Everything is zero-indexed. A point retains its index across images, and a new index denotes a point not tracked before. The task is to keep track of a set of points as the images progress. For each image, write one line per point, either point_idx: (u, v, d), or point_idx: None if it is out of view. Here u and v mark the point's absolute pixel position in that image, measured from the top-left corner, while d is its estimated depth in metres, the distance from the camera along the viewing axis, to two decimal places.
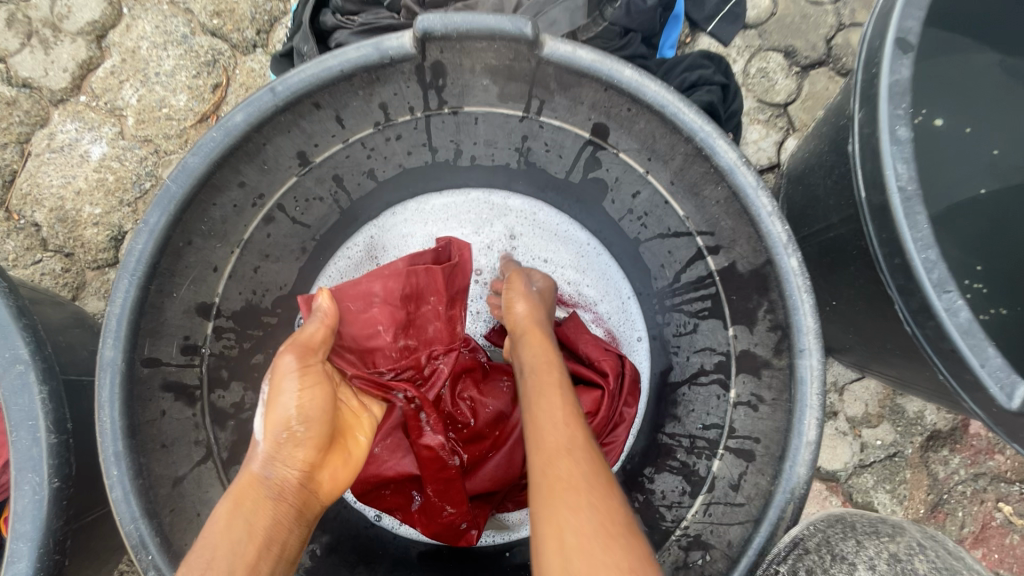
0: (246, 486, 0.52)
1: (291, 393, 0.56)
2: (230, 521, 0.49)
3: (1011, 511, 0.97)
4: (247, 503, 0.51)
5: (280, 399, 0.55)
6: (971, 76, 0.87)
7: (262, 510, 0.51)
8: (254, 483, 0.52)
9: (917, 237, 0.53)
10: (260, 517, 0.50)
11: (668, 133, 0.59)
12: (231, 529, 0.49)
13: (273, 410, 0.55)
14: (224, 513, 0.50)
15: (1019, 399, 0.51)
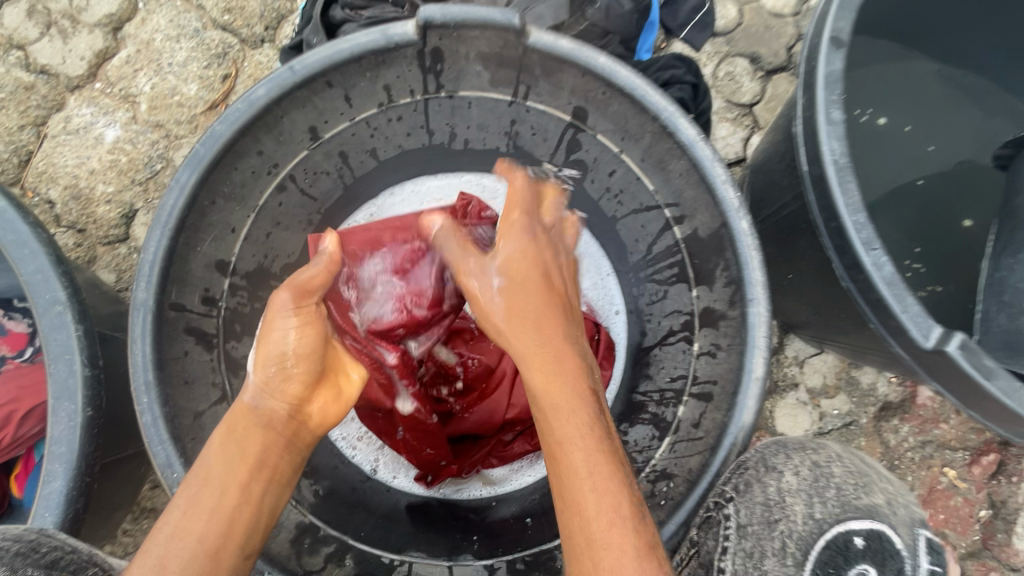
0: (239, 415, 0.56)
1: (281, 328, 0.55)
2: (223, 446, 0.55)
3: (955, 475, 1.06)
4: (237, 430, 0.55)
5: (271, 340, 0.56)
6: (910, 79, 0.97)
7: (252, 438, 0.55)
8: (245, 412, 0.56)
9: (849, 202, 0.63)
10: (250, 442, 0.55)
11: (638, 113, 0.67)
12: (225, 449, 0.54)
13: (266, 345, 0.56)
14: (218, 437, 0.55)
15: (934, 339, 0.60)
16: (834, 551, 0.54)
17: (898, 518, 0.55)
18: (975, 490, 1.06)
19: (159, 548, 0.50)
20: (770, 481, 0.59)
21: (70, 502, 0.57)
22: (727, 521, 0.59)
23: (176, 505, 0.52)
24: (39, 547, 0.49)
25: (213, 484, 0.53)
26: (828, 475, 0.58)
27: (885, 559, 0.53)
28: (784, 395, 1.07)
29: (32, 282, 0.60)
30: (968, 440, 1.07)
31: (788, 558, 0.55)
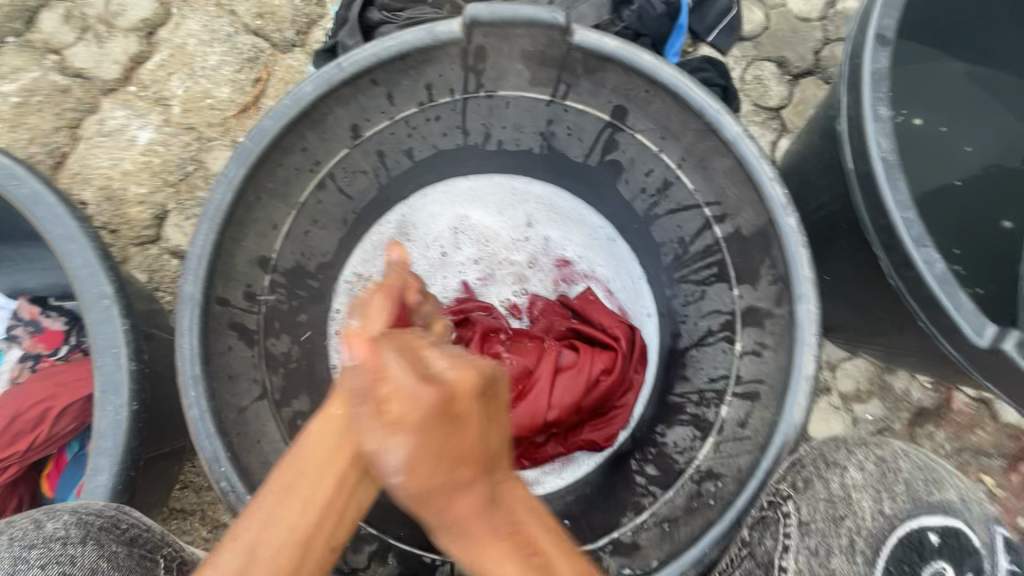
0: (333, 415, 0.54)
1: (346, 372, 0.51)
2: (320, 434, 0.53)
3: (993, 482, 1.04)
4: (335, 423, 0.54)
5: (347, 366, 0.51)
6: (945, 81, 0.97)
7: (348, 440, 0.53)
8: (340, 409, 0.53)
9: (897, 199, 0.62)
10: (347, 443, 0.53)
11: (680, 111, 0.67)
12: (320, 441, 0.53)
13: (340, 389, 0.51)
14: (316, 433, 0.55)
15: (987, 336, 0.59)
16: (908, 547, 0.53)
17: (973, 514, 0.54)
18: (1013, 499, 1.04)
19: (252, 528, 0.50)
20: (833, 477, 0.58)
21: (116, 495, 0.60)
22: (787, 519, 0.58)
23: (271, 486, 0.52)
24: (119, 523, 0.56)
25: (311, 474, 0.52)
26: (895, 469, 0.58)
27: (963, 557, 0.52)
28: (816, 399, 1.06)
29: (80, 277, 0.61)
30: (1005, 447, 1.05)
31: (857, 556, 0.55)
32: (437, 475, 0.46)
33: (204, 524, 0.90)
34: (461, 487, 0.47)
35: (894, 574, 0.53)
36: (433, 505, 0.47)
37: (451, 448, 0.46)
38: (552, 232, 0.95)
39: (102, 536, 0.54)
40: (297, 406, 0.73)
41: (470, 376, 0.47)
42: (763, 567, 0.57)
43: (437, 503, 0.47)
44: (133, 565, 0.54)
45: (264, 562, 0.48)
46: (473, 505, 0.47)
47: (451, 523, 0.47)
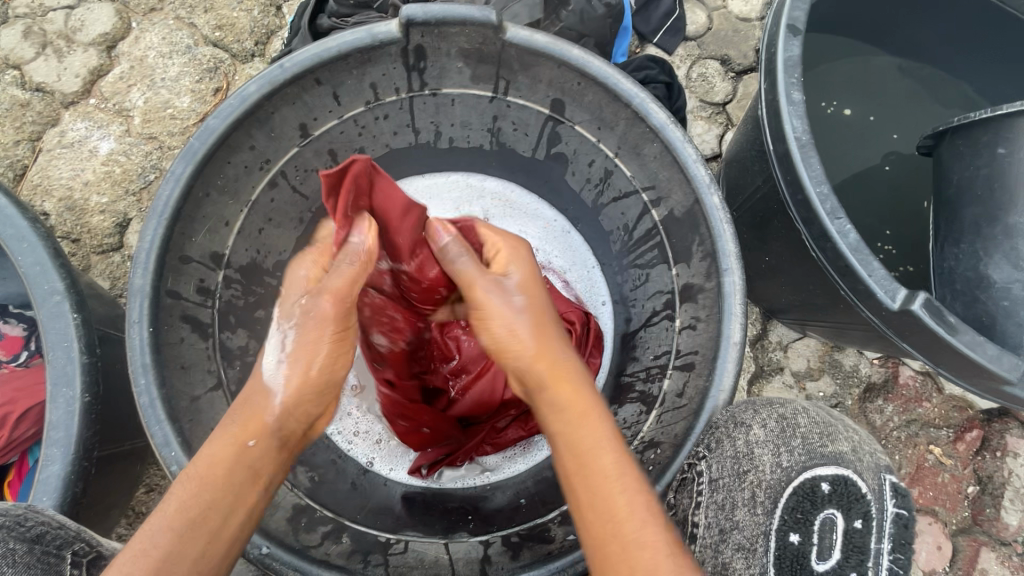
0: (252, 418, 0.55)
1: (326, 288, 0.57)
2: (228, 470, 0.52)
3: (941, 452, 1.09)
4: (245, 455, 0.53)
5: (292, 377, 0.56)
6: (870, 73, 1.03)
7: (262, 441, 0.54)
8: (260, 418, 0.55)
9: (812, 175, 0.66)
10: (262, 466, 0.54)
11: (611, 101, 0.71)
12: (232, 475, 0.52)
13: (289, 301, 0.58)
14: (223, 456, 0.52)
15: (899, 300, 0.64)
16: (800, 496, 0.57)
17: (863, 464, 0.59)
18: (961, 467, 1.09)
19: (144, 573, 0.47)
20: (739, 435, 0.62)
21: (69, 485, 0.61)
22: (700, 478, 0.64)
23: (162, 524, 0.49)
24: (26, 521, 0.55)
25: (224, 493, 0.51)
26: (794, 425, 0.62)
27: (851, 503, 0.56)
28: (770, 379, 1.10)
29: (31, 273, 0.62)
30: (951, 419, 1.10)
31: (758, 507, 0.59)
32: (550, 335, 0.61)
33: None
34: (554, 346, 0.60)
35: (789, 522, 0.57)
36: (548, 350, 0.60)
37: (552, 320, 0.63)
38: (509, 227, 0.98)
39: (1, 533, 0.52)
40: None
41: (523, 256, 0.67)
42: (680, 522, 0.65)
43: (550, 347, 0.60)
44: (32, 562, 0.52)
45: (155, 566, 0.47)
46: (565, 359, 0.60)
47: (554, 374, 0.59)
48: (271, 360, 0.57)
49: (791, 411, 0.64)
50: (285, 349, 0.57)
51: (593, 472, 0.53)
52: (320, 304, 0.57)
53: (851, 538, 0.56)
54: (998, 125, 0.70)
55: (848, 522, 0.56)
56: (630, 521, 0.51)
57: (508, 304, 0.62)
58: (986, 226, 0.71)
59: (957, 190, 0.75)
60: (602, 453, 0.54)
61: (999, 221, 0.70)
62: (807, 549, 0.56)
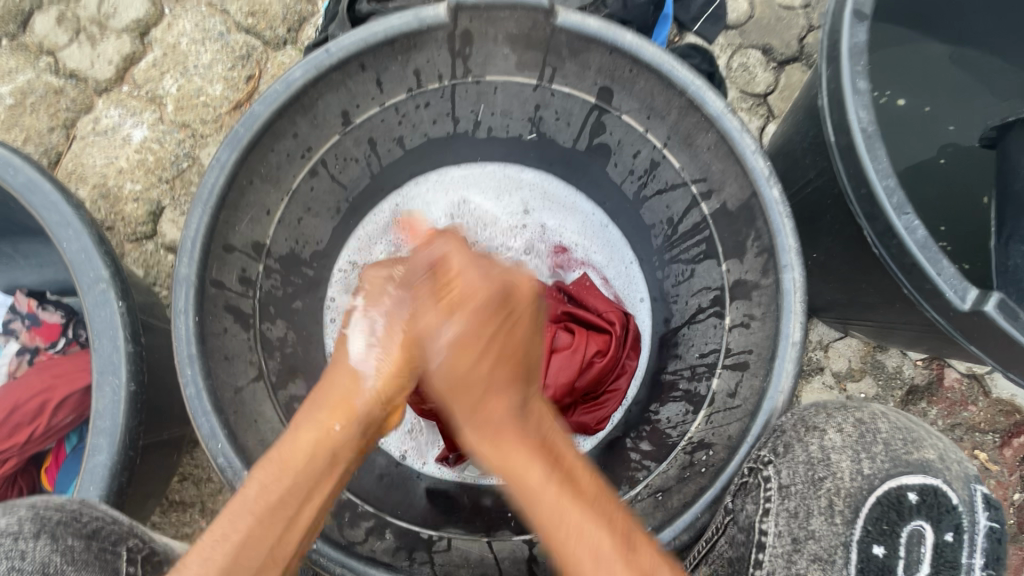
0: (340, 402, 0.55)
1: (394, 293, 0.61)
2: (311, 458, 0.51)
3: (987, 457, 1.05)
4: (331, 439, 0.52)
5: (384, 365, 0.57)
6: (925, 61, 0.99)
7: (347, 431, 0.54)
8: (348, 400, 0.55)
9: (879, 168, 0.63)
10: (343, 454, 0.53)
11: (664, 89, 0.69)
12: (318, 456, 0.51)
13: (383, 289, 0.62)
14: (304, 442, 0.52)
15: (969, 300, 0.61)
16: (886, 506, 0.55)
17: (952, 473, 0.56)
18: (1007, 474, 1.05)
19: (227, 556, 0.46)
20: (811, 439, 0.59)
21: (114, 474, 0.60)
22: (768, 484, 0.59)
23: (245, 508, 0.48)
24: (80, 516, 0.54)
25: (302, 475, 0.50)
26: (873, 430, 0.59)
27: (941, 515, 0.54)
28: (809, 379, 1.07)
29: (75, 261, 0.62)
30: (998, 423, 1.06)
31: (837, 517, 0.56)
32: (469, 380, 0.55)
33: (204, 516, 0.91)
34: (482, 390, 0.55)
35: (872, 533, 0.55)
36: (461, 398, 0.55)
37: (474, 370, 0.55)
38: (548, 220, 0.97)
39: (58, 530, 0.52)
40: (293, 390, 0.74)
41: (526, 283, 0.61)
42: (743, 531, 0.59)
43: (470, 393, 0.55)
44: (89, 558, 0.52)
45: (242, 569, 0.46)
46: (505, 406, 0.54)
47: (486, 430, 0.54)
48: (358, 346, 0.58)
49: (865, 416, 0.61)
50: (373, 334, 0.58)
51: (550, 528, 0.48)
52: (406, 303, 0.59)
53: (941, 552, 0.54)
54: None
55: (939, 535, 0.54)
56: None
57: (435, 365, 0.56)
58: None
59: None
60: (537, 496, 0.49)
61: None
62: (891, 562, 0.54)
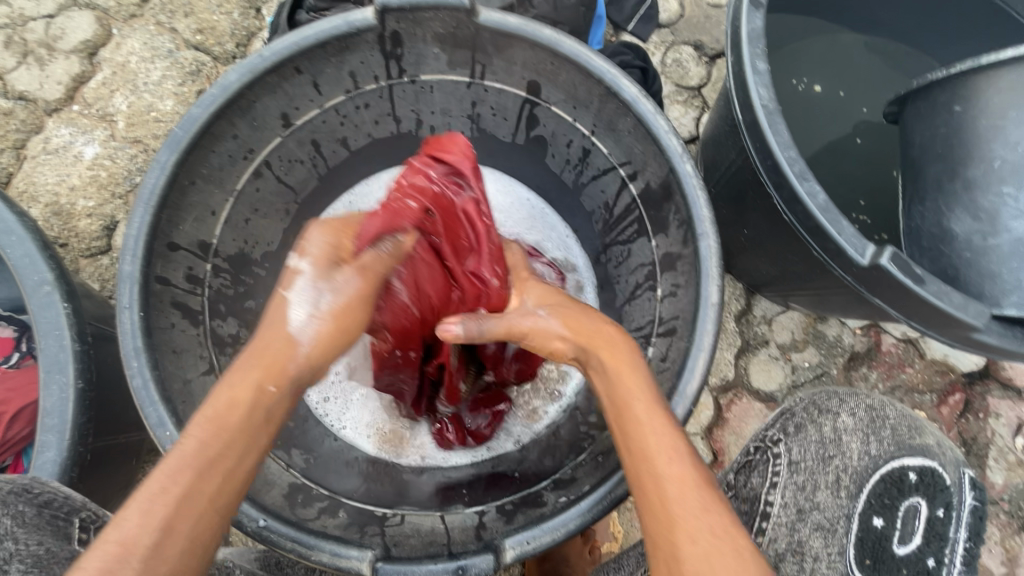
0: (270, 359, 0.53)
1: (319, 233, 0.60)
2: (249, 415, 0.49)
3: (926, 416, 1.11)
4: (264, 402, 0.50)
5: (323, 332, 0.55)
6: (836, 49, 1.06)
7: (279, 404, 0.52)
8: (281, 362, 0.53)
9: (780, 140, 0.69)
10: (279, 411, 0.52)
11: (584, 79, 0.74)
12: (235, 416, 0.48)
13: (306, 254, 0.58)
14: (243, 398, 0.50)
15: (869, 255, 0.66)
16: (889, 483, 0.69)
17: (947, 457, 0.68)
18: (946, 430, 1.11)
19: (169, 506, 0.43)
20: (825, 422, 0.74)
21: (65, 469, 0.62)
22: (778, 459, 0.74)
23: (181, 462, 0.45)
24: (33, 488, 0.57)
25: (238, 418, 0.49)
26: (883, 417, 0.74)
27: (935, 492, 0.66)
28: (756, 352, 1.12)
29: (19, 265, 0.63)
30: (935, 383, 1.12)
31: (842, 490, 0.70)
32: (573, 314, 0.63)
33: None
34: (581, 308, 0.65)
35: (875, 505, 0.69)
36: (572, 322, 0.62)
37: (578, 305, 0.65)
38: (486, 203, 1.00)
39: (12, 497, 0.54)
40: None
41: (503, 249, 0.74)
42: (749, 502, 0.74)
43: (582, 316, 0.63)
44: (39, 523, 0.55)
45: (180, 534, 0.43)
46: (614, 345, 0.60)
47: (605, 349, 0.60)
48: (300, 314, 0.55)
49: (877, 403, 0.76)
50: (316, 306, 0.56)
51: (637, 446, 0.53)
52: (348, 275, 0.59)
53: (934, 525, 0.65)
54: (954, 84, 0.72)
55: (931, 509, 0.65)
56: (680, 500, 0.49)
57: (537, 316, 0.64)
58: (947, 179, 0.73)
59: (920, 150, 0.77)
60: (648, 423, 0.54)
61: (959, 175, 0.72)
62: (889, 532, 0.67)
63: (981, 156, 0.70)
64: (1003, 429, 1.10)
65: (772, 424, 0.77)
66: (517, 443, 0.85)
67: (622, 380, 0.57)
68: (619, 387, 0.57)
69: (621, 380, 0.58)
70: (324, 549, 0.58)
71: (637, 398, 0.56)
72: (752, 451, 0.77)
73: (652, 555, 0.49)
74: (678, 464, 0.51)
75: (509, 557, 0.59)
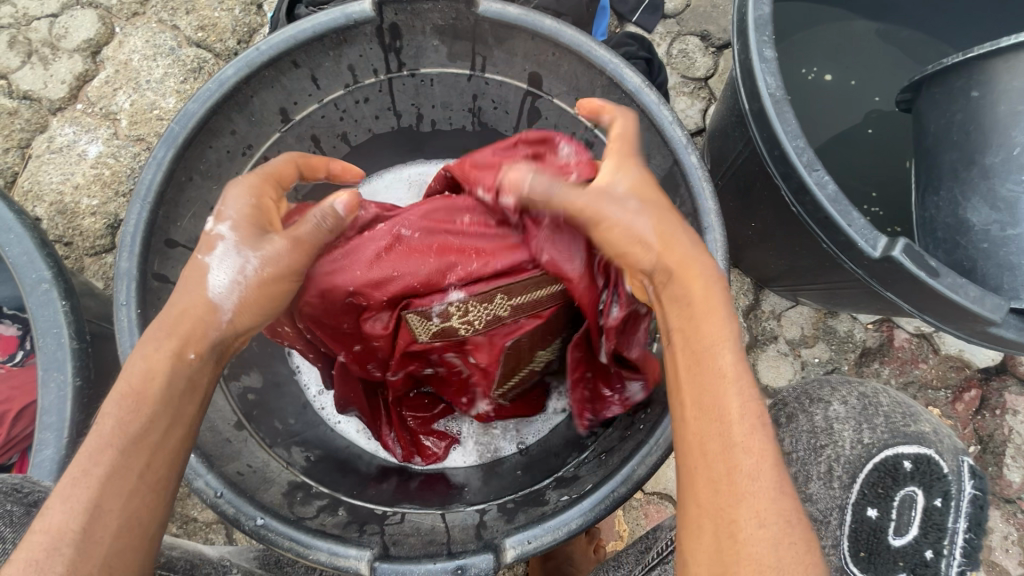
0: (190, 321, 0.53)
1: (233, 195, 0.57)
2: (169, 386, 0.50)
3: (940, 413, 1.08)
4: (186, 371, 0.51)
5: (245, 299, 0.54)
6: (847, 37, 1.04)
7: (198, 376, 0.52)
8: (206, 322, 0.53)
9: (788, 130, 0.67)
10: (201, 379, 0.52)
11: (586, 70, 0.72)
12: (153, 390, 0.49)
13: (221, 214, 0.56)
14: (157, 367, 0.50)
15: (880, 247, 0.64)
16: (882, 472, 0.62)
17: (945, 445, 0.62)
18: (961, 427, 1.08)
19: (94, 488, 0.45)
20: (817, 411, 0.70)
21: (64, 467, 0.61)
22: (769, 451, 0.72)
23: (105, 443, 0.46)
24: (22, 488, 0.56)
25: (161, 383, 0.49)
26: (876, 404, 0.68)
27: (933, 481, 0.59)
28: (765, 348, 1.10)
29: (18, 264, 0.63)
30: (949, 379, 1.10)
31: (835, 481, 0.65)
32: (669, 226, 0.54)
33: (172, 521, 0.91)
34: (675, 231, 0.54)
35: (868, 496, 0.62)
36: (669, 229, 0.54)
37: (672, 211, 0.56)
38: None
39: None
40: (246, 381, 0.74)
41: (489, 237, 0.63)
42: None
43: (674, 235, 0.54)
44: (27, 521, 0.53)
45: (112, 513, 0.45)
46: (706, 270, 0.52)
47: (694, 288, 0.51)
48: (220, 281, 0.54)
49: (870, 392, 0.70)
50: (239, 272, 0.54)
51: (713, 402, 0.47)
52: (278, 244, 0.56)
53: (931, 516, 0.59)
54: (970, 70, 0.69)
55: (929, 500, 0.59)
56: (740, 472, 0.45)
57: (626, 212, 0.55)
58: (962, 169, 0.70)
59: (934, 139, 0.75)
60: (725, 386, 0.48)
61: (975, 164, 0.69)
62: (885, 524, 0.61)
63: (998, 144, 0.67)
64: (1021, 427, 1.07)
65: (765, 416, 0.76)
66: (519, 447, 0.83)
67: (699, 325, 0.50)
68: (695, 330, 0.50)
69: (698, 322, 0.50)
70: (321, 548, 0.58)
71: (720, 347, 0.49)
72: None
73: (699, 518, 0.46)
74: (744, 424, 0.46)
75: (509, 556, 0.58)
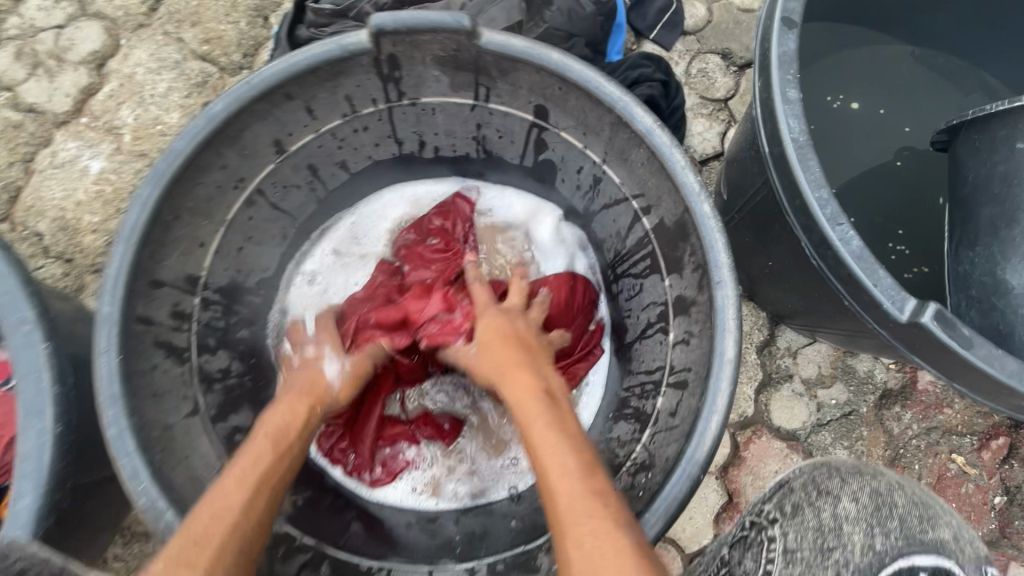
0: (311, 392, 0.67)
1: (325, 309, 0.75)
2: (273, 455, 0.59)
3: (964, 461, 1.03)
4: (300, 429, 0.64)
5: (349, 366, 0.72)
6: (879, 61, 0.97)
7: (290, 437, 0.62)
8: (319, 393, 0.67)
9: (811, 179, 0.62)
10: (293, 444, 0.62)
11: (594, 106, 0.68)
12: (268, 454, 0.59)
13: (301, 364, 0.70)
14: (298, 422, 0.63)
15: (908, 311, 0.59)
16: None
17: (966, 556, 0.48)
18: (986, 477, 1.02)
19: (214, 539, 0.51)
20: (824, 505, 0.52)
21: (43, 516, 0.60)
22: (773, 545, 0.53)
23: (226, 500, 0.54)
24: None
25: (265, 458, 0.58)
26: (891, 503, 0.51)
27: None
28: (780, 387, 1.05)
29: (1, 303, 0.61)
30: (975, 426, 1.04)
31: None
32: (511, 359, 0.63)
33: None
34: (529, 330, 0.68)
35: None
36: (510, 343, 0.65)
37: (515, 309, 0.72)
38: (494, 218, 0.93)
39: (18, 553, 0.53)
40: (235, 422, 0.73)
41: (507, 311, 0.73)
42: None
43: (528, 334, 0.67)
44: None
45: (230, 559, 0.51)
46: (518, 359, 0.62)
47: (518, 363, 0.62)
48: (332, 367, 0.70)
49: (883, 483, 0.54)
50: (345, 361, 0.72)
51: (551, 465, 0.52)
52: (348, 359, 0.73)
53: None
54: (1013, 117, 0.64)
55: None
56: (583, 525, 0.48)
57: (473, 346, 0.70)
58: (1002, 225, 0.65)
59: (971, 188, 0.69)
60: (547, 450, 0.53)
61: (1015, 221, 0.64)
62: None
63: None
64: None
65: (770, 498, 0.57)
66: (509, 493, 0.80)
67: (526, 400, 0.58)
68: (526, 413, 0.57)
69: (524, 400, 0.58)
70: None
71: (541, 417, 0.56)
72: (745, 527, 0.58)
73: None
74: (572, 475, 0.51)
75: None
